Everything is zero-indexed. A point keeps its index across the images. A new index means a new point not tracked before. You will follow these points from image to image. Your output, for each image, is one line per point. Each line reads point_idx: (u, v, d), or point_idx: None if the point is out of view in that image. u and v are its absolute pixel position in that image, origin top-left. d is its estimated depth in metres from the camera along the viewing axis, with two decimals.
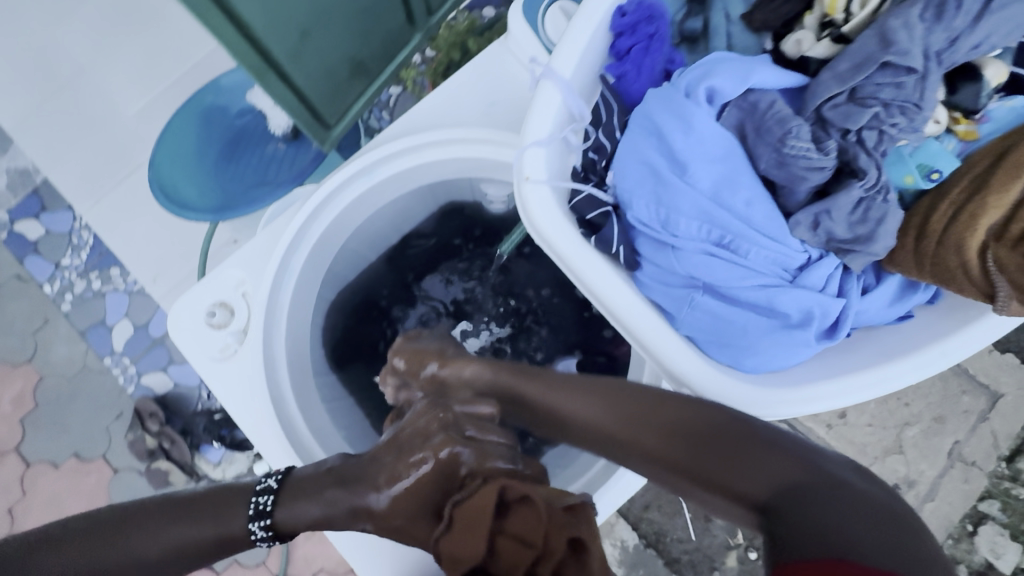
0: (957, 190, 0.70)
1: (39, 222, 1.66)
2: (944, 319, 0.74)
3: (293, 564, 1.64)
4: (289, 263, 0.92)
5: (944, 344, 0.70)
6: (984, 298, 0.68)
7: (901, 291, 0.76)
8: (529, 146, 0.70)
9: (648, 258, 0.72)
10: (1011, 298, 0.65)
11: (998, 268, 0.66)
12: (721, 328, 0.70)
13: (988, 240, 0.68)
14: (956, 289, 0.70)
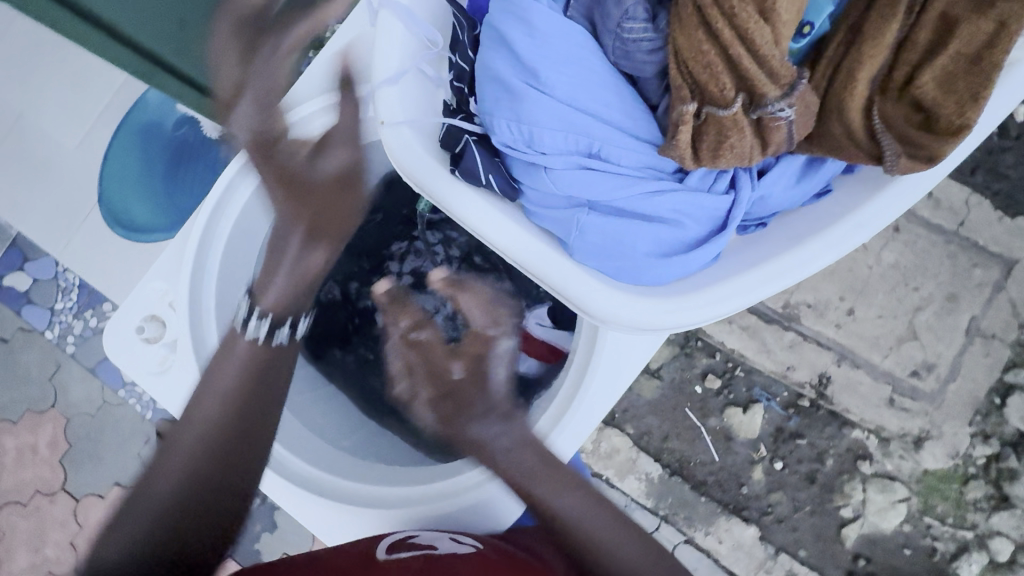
0: (835, 44, 0.83)
1: (25, 272, 1.73)
2: (854, 190, 0.86)
3: None
4: (204, 264, 0.96)
5: (857, 217, 0.80)
6: (875, 160, 0.82)
7: (803, 172, 0.88)
8: (380, 83, 0.81)
9: (527, 184, 0.83)
10: (898, 154, 0.79)
11: (883, 126, 0.81)
12: (609, 240, 0.79)
13: (875, 94, 0.83)
14: (850, 155, 0.83)
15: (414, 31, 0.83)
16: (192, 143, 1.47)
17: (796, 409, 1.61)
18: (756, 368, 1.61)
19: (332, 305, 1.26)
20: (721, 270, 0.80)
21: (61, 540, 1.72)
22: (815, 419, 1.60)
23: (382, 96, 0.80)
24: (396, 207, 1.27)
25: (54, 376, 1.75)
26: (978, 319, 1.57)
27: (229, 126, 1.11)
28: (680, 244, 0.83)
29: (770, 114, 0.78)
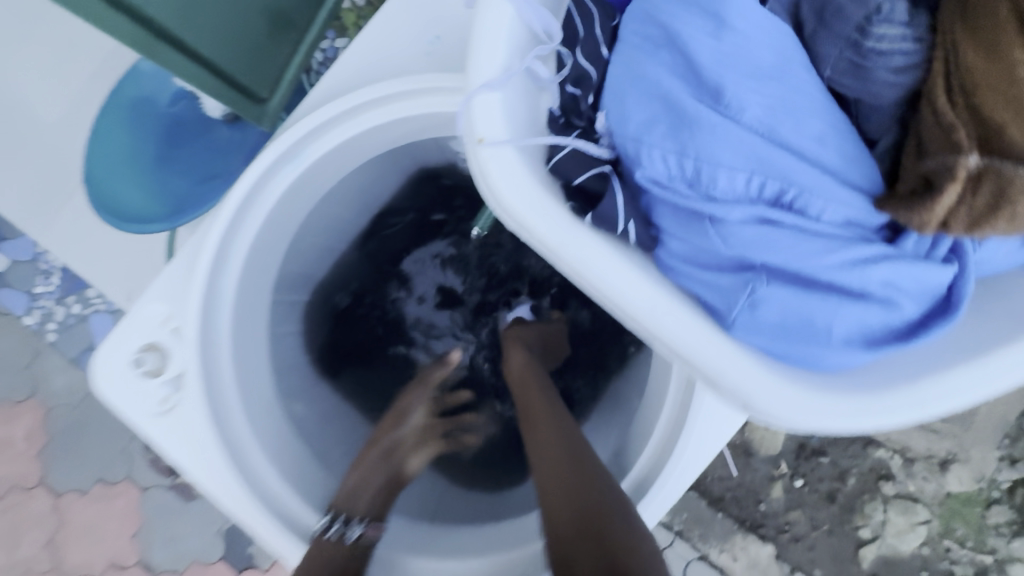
0: None
1: (2, 252, 1.41)
2: None
3: None
4: (222, 287, 0.63)
5: None
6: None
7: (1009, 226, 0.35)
8: (477, 92, 0.36)
9: (670, 236, 0.35)
10: None
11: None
12: (792, 332, 0.33)
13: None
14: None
15: (527, 18, 0.37)
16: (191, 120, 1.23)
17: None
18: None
19: (343, 324, 0.87)
20: (930, 365, 0.33)
21: (40, 538, 1.45)
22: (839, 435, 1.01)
23: (478, 111, 0.36)
24: (427, 208, 0.90)
25: (32, 364, 1.45)
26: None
27: (241, 111, 0.94)
28: (892, 334, 0.33)
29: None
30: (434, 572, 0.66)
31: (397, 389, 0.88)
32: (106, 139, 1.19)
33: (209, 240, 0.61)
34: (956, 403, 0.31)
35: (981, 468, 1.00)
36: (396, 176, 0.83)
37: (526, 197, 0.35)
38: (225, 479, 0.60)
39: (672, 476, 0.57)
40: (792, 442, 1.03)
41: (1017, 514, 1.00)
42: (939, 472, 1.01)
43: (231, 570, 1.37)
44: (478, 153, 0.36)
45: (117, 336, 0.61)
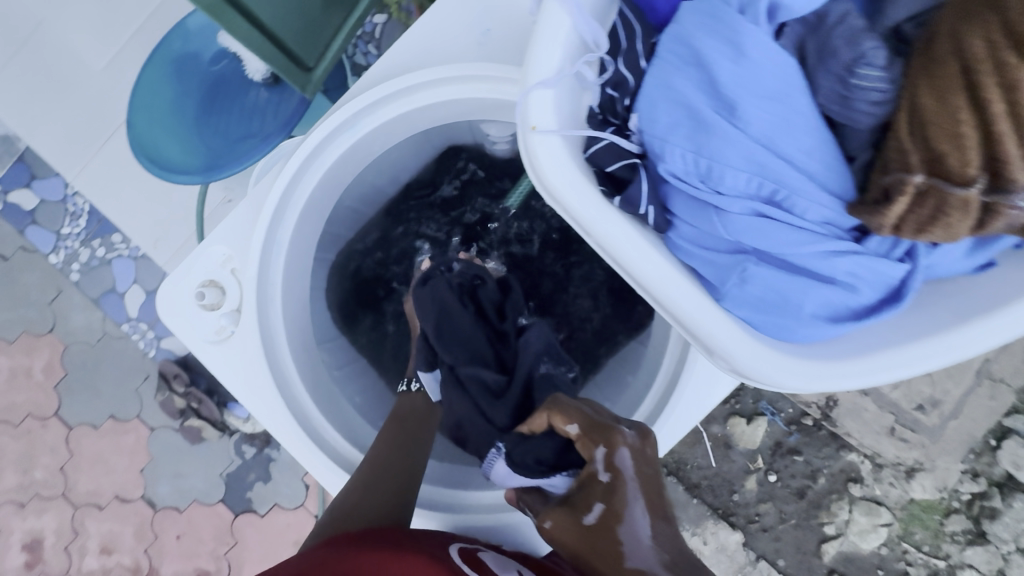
0: None
1: (31, 190, 1.43)
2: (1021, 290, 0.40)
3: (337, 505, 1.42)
4: (276, 235, 0.70)
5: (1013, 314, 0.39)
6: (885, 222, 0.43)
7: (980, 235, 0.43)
8: (533, 88, 0.43)
9: (681, 221, 0.43)
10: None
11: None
12: (774, 304, 0.41)
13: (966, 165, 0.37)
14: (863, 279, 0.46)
15: (581, 31, 0.44)
16: (232, 81, 1.27)
17: (798, 425, 1.11)
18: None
19: (366, 280, 0.93)
20: (876, 344, 0.41)
21: (51, 465, 1.48)
22: (813, 437, 1.10)
23: (532, 104, 0.43)
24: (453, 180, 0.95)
25: (55, 303, 1.47)
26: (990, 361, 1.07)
27: (289, 76, 1.01)
28: (852, 315, 0.42)
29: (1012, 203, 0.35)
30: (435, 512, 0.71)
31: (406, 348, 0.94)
32: (152, 91, 1.21)
33: (274, 192, 0.69)
34: (891, 374, 0.40)
35: (944, 479, 1.08)
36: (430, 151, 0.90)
37: (573, 181, 0.43)
38: (274, 397, 0.70)
39: (667, 427, 0.66)
40: (769, 440, 1.11)
41: (973, 524, 1.08)
42: (904, 479, 1.09)
43: (230, 513, 1.43)
44: (529, 138, 0.43)
45: (186, 268, 0.71)
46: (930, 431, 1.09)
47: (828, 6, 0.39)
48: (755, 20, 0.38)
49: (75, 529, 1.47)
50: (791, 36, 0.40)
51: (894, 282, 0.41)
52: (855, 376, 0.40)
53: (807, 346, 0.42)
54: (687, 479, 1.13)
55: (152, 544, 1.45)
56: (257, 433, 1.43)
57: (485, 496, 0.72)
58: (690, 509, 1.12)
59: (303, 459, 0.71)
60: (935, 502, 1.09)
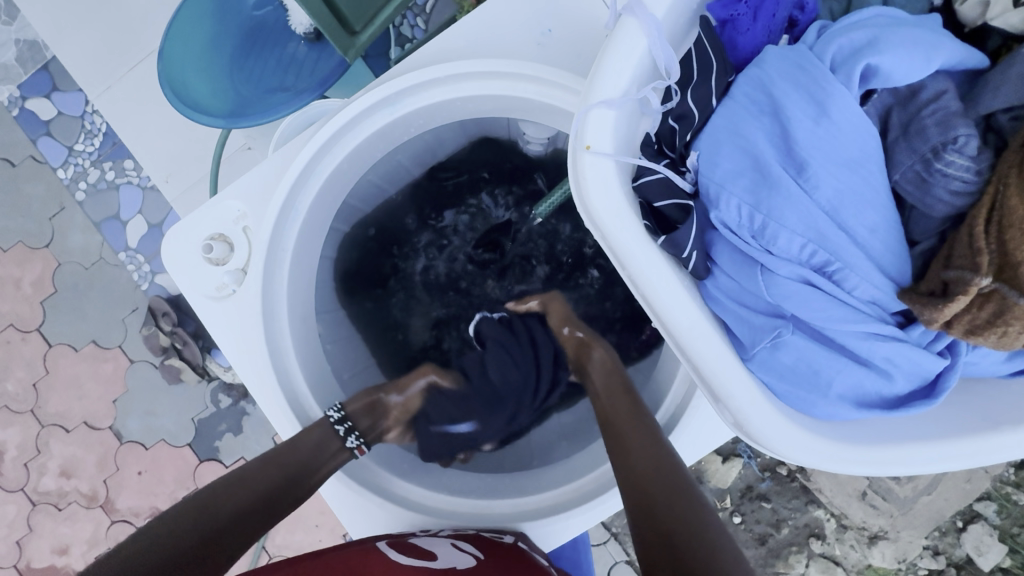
0: None
1: (50, 102, 1.39)
2: None
3: None
4: (294, 201, 0.68)
5: None
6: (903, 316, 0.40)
7: None
8: (595, 105, 0.41)
9: (721, 271, 0.41)
10: None
11: None
12: (796, 375, 0.40)
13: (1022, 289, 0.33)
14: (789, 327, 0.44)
15: (654, 55, 0.41)
16: (273, 30, 1.23)
17: (771, 473, 1.09)
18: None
19: (374, 256, 0.90)
20: (895, 433, 0.40)
21: (24, 379, 1.46)
22: (784, 487, 1.08)
23: (590, 122, 0.41)
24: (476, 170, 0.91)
25: (55, 219, 1.45)
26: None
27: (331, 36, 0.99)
28: (879, 402, 0.40)
29: None
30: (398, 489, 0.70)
31: (402, 329, 0.91)
32: (188, 25, 1.17)
33: (301, 158, 0.67)
34: (904, 468, 0.39)
35: (905, 551, 1.06)
36: (462, 138, 0.86)
37: (616, 208, 0.41)
38: (264, 366, 0.68)
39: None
40: (741, 482, 1.09)
41: None
42: (865, 544, 1.07)
43: (195, 458, 1.42)
44: (581, 157, 0.41)
45: (196, 218, 0.69)
46: (901, 501, 1.07)
47: (924, 82, 0.36)
48: (846, 81, 0.36)
49: (38, 447, 1.45)
50: (878, 104, 0.37)
51: (930, 375, 0.40)
52: (866, 463, 0.39)
53: (824, 422, 0.41)
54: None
55: (112, 475, 1.43)
56: (236, 384, 1.42)
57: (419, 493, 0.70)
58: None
59: (285, 433, 0.69)
60: (890, 571, 1.08)
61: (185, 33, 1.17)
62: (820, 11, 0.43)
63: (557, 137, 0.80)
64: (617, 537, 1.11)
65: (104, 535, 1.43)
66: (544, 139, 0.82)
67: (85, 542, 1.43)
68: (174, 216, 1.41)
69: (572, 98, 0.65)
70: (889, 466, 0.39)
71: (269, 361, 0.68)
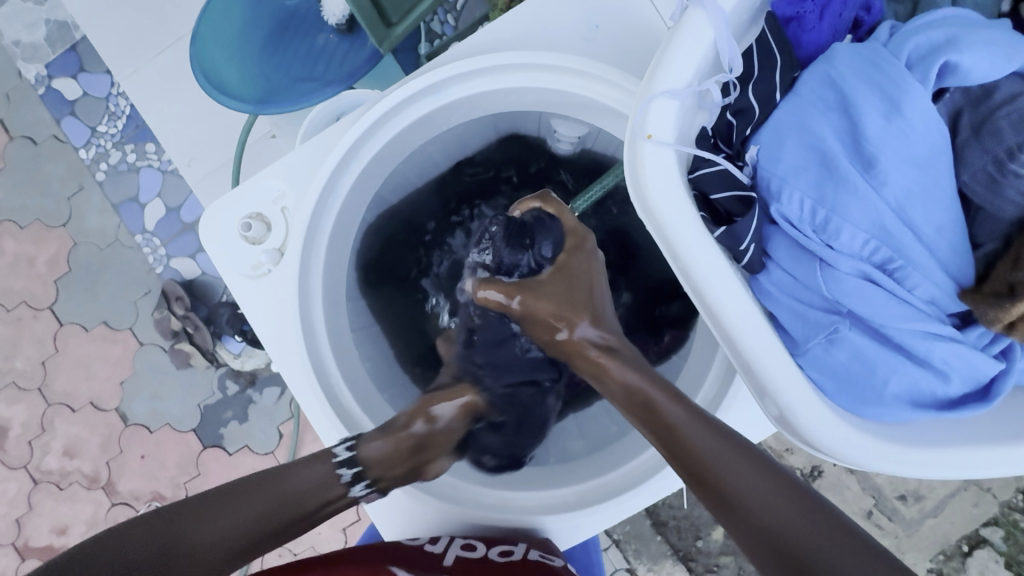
0: None
1: (76, 83, 1.41)
2: None
3: (301, 461, 1.38)
4: (335, 184, 0.69)
5: None
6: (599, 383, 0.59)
7: None
8: (658, 96, 0.41)
9: (777, 266, 0.41)
10: None
11: None
12: (848, 372, 0.40)
13: None
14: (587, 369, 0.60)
15: (719, 49, 0.41)
16: (305, 21, 1.24)
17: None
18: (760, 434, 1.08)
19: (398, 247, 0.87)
20: (948, 436, 0.40)
21: (34, 356, 1.46)
22: None
23: (653, 112, 0.41)
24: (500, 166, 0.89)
25: (73, 199, 1.45)
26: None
27: (366, 24, 0.99)
28: (934, 403, 0.40)
29: None
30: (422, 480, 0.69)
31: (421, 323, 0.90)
32: (222, 11, 1.18)
33: (344, 141, 0.68)
34: (956, 472, 0.39)
35: None
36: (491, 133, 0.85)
37: (674, 198, 0.41)
38: (296, 347, 0.68)
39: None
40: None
41: None
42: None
43: (199, 444, 1.42)
44: (641, 146, 0.41)
45: (237, 196, 0.69)
46: (907, 523, 1.05)
47: (999, 83, 0.36)
48: (922, 79, 0.36)
49: (43, 425, 1.45)
50: (949, 105, 0.37)
51: (985, 379, 0.39)
52: (918, 465, 0.39)
53: (875, 423, 0.41)
54: (655, 515, 1.09)
55: (115, 457, 1.43)
56: (244, 372, 1.41)
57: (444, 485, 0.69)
58: (653, 545, 1.08)
59: (311, 416, 0.69)
60: None
61: (218, 19, 1.18)
62: (885, 14, 0.43)
63: (589, 135, 0.80)
64: (618, 544, 1.10)
65: (104, 518, 1.42)
66: (575, 138, 0.82)
67: (84, 523, 1.43)
68: (193, 201, 1.42)
69: (615, 92, 0.65)
70: (941, 468, 0.39)
71: (301, 341, 0.68)
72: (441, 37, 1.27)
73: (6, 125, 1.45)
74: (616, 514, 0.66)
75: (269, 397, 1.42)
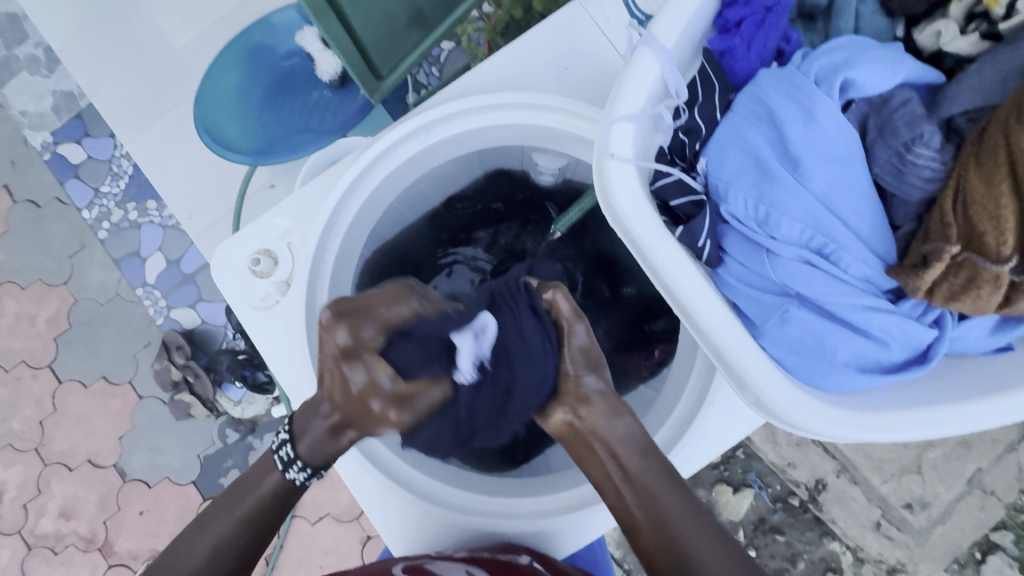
0: None
1: (81, 147, 1.49)
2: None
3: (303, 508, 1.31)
4: (338, 217, 0.75)
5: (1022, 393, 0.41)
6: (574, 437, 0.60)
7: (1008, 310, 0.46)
8: (618, 120, 0.47)
9: (732, 259, 0.47)
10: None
11: None
12: (803, 349, 0.45)
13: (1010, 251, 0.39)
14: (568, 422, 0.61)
15: (666, 79, 0.49)
16: (301, 78, 1.34)
17: (784, 504, 1.09)
18: (760, 450, 1.10)
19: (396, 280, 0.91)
20: (900, 400, 0.44)
21: (31, 416, 1.48)
22: (798, 519, 1.08)
23: (614, 134, 0.48)
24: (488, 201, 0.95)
25: (75, 257, 1.51)
26: (982, 471, 1.06)
27: (361, 81, 1.07)
28: (880, 369, 0.45)
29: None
30: (430, 490, 0.71)
31: None
32: (223, 74, 1.28)
33: (345, 179, 0.74)
34: (920, 433, 0.42)
35: None
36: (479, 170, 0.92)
37: (638, 209, 0.47)
38: (305, 373, 0.72)
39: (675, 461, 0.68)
40: (754, 514, 1.09)
41: None
42: None
43: (199, 496, 1.41)
44: (606, 163, 0.48)
45: (245, 235, 0.75)
46: (916, 533, 1.07)
47: (893, 91, 0.43)
48: (828, 92, 0.43)
49: (40, 486, 1.45)
50: (857, 112, 0.44)
51: (922, 344, 0.45)
52: (880, 429, 0.43)
53: (835, 394, 0.45)
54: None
55: (113, 516, 1.42)
56: (244, 420, 1.42)
57: (449, 495, 0.71)
58: None
59: None
60: None
61: (219, 81, 1.28)
62: (802, 43, 0.51)
63: (569, 166, 0.87)
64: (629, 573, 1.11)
65: None
66: (556, 170, 0.88)
67: None
68: (193, 252, 1.48)
69: (584, 123, 0.73)
70: (901, 433, 0.43)
71: (310, 365, 0.72)
72: (427, 87, 1.37)
73: (12, 189, 1.52)
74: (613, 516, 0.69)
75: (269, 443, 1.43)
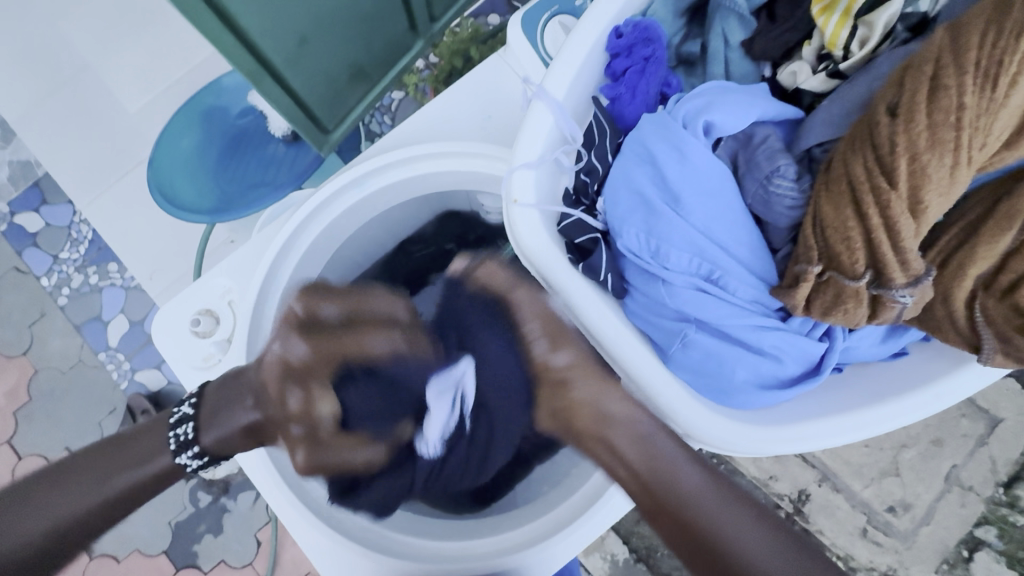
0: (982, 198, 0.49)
1: (39, 215, 1.49)
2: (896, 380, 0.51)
3: (282, 568, 1.27)
4: (276, 273, 0.76)
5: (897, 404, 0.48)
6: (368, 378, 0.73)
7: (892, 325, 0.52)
8: (517, 169, 0.51)
9: (635, 290, 0.49)
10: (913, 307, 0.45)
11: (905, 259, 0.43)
12: (707, 372, 0.48)
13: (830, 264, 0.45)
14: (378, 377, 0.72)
15: (561, 127, 0.52)
16: (254, 135, 1.36)
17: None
18: (741, 466, 1.09)
19: None
20: (797, 413, 0.49)
21: None
22: None
23: (515, 183, 0.51)
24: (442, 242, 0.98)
25: (35, 325, 1.48)
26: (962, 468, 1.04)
27: (308, 137, 1.10)
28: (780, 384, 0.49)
29: (890, 296, 0.44)
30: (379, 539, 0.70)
31: None
32: (176, 138, 1.31)
33: (282, 235, 0.76)
34: (816, 444, 0.47)
35: None
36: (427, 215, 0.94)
37: (544, 253, 0.50)
38: None
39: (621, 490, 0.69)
40: None
41: None
42: None
43: (171, 568, 1.29)
44: (511, 210, 0.51)
45: (185, 297, 0.76)
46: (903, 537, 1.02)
47: (755, 130, 0.49)
48: (695, 129, 0.48)
49: None
50: (726, 149, 0.50)
51: (815, 358, 0.49)
52: (784, 443, 0.47)
53: (744, 412, 0.49)
54: (656, 568, 1.08)
55: None
56: None
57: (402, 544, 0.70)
58: None
59: (278, 505, 0.69)
60: None
61: (172, 145, 1.31)
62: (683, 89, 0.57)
63: None
64: None
65: None
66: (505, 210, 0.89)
67: None
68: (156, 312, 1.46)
69: None
70: (803, 445, 0.48)
71: None
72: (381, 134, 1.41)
73: None
74: (566, 551, 0.69)
75: (244, 503, 1.31)
